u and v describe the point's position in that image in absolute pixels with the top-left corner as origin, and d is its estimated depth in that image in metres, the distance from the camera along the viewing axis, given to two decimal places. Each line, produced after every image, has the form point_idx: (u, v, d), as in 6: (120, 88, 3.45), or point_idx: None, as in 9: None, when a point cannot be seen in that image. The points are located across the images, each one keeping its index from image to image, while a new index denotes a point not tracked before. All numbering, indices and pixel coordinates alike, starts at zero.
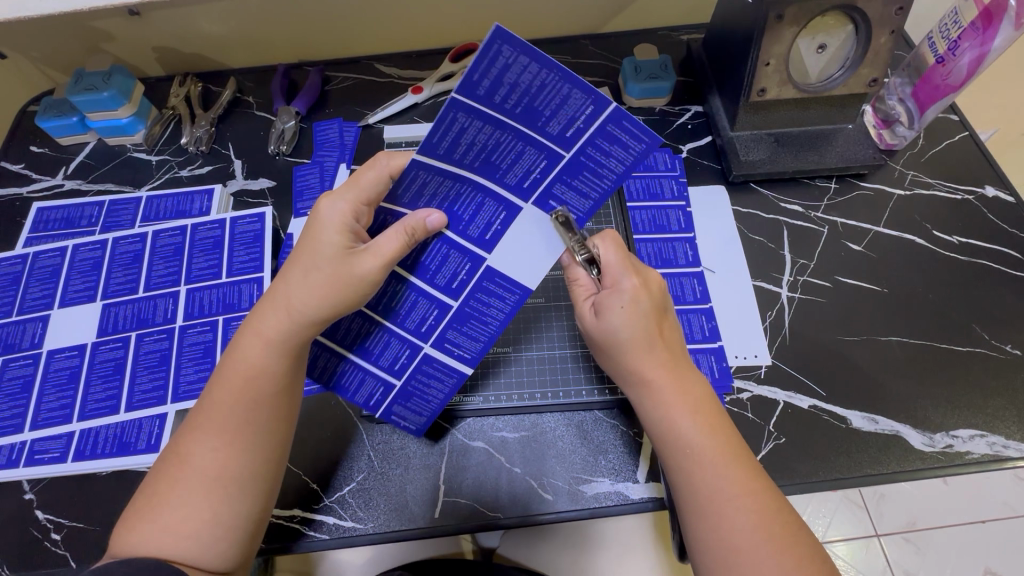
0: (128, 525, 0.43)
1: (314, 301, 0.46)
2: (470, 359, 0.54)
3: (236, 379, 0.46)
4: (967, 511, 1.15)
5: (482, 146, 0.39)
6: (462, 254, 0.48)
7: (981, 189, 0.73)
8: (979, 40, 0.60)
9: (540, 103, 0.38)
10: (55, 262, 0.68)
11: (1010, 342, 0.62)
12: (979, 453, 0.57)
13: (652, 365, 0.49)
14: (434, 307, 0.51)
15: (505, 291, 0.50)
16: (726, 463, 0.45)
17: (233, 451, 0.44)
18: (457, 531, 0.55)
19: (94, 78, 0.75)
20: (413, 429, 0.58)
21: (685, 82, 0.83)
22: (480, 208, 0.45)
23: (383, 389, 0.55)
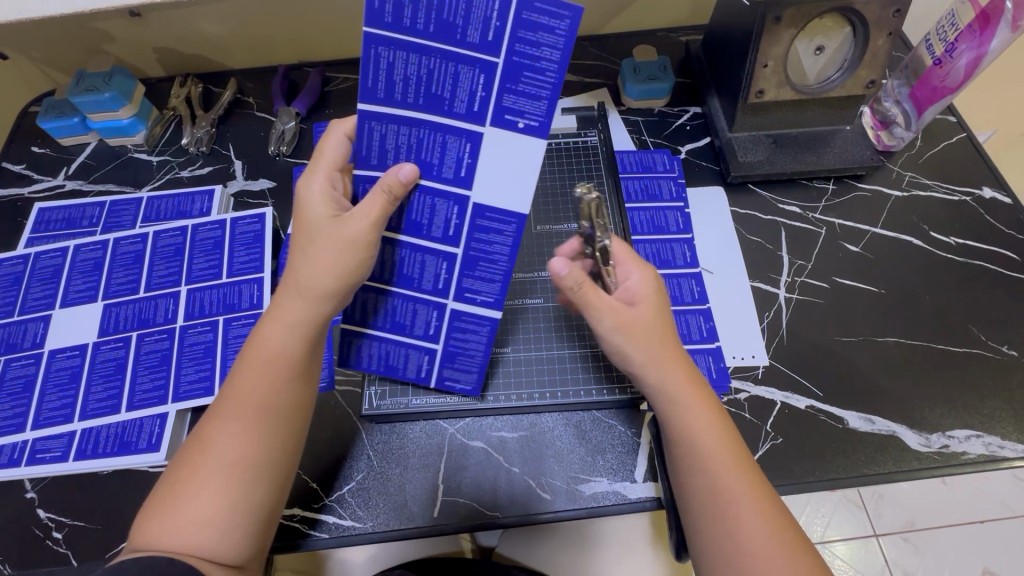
0: (149, 515, 0.43)
1: (319, 270, 0.47)
2: (494, 303, 0.53)
3: (256, 367, 0.47)
4: (965, 511, 1.15)
5: (416, 77, 0.42)
6: (446, 198, 0.48)
7: (979, 190, 0.73)
8: (976, 42, 0.60)
9: (449, 15, 0.40)
10: (57, 263, 0.68)
11: (1006, 343, 0.63)
12: (975, 454, 0.57)
13: (669, 367, 0.49)
14: (443, 261, 0.51)
15: (504, 223, 0.49)
16: (738, 467, 0.46)
17: (253, 438, 0.45)
18: (456, 530, 0.56)
19: (95, 79, 0.75)
20: (468, 391, 0.59)
21: (683, 83, 0.84)
22: (445, 148, 0.45)
23: (427, 358, 0.57)
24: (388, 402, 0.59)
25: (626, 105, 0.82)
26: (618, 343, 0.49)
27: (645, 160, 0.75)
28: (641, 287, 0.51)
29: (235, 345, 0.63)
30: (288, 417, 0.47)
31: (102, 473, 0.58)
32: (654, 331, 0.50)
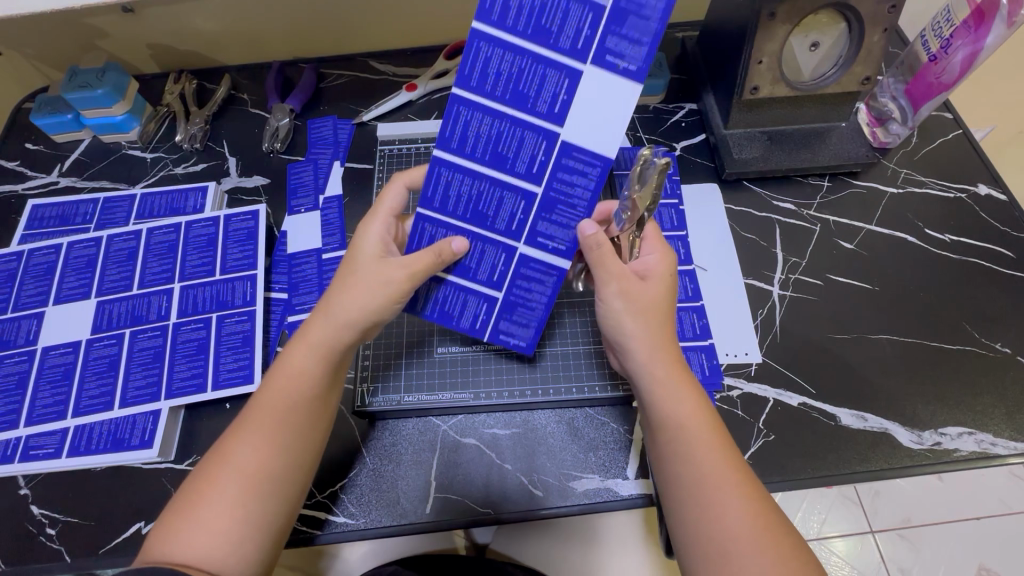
0: (169, 523, 0.44)
1: (348, 307, 0.50)
2: (567, 250, 0.52)
3: (279, 382, 0.49)
4: (961, 507, 1.15)
5: (488, 135, 0.47)
6: (496, 246, 0.52)
7: (974, 188, 0.73)
8: (972, 38, 0.60)
9: (524, 86, 0.45)
10: (50, 259, 0.68)
11: (999, 340, 0.63)
12: (967, 451, 0.57)
13: (658, 347, 0.50)
14: (502, 253, 0.52)
15: (545, 275, 0.53)
16: (720, 453, 0.46)
17: (272, 450, 0.47)
18: (447, 526, 0.56)
19: (89, 76, 0.75)
20: (526, 347, 0.57)
21: (679, 79, 0.83)
22: (501, 203, 0.50)
23: (486, 307, 0.55)
24: (382, 397, 0.60)
25: None
26: (619, 311, 0.51)
27: (640, 157, 0.75)
28: (657, 265, 0.54)
29: (228, 342, 0.63)
30: (305, 434, 0.49)
31: (94, 470, 0.58)
32: (645, 310, 0.51)
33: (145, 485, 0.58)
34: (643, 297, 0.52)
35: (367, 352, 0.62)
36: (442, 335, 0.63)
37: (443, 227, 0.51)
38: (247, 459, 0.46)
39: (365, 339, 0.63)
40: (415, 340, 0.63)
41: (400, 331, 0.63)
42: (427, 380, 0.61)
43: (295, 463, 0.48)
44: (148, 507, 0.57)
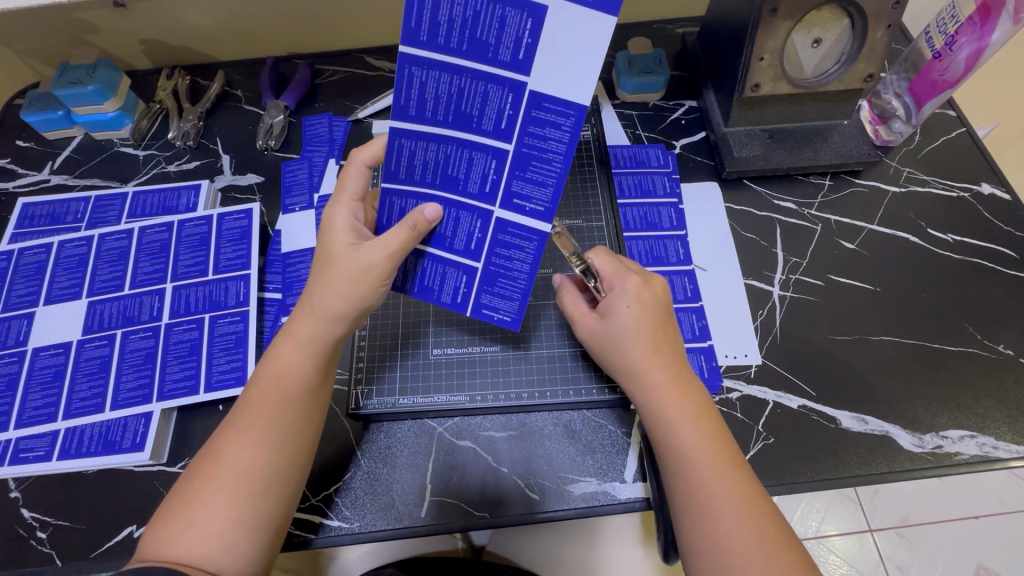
0: (162, 526, 0.44)
1: (336, 296, 0.49)
2: (545, 211, 0.47)
3: (268, 379, 0.49)
4: (960, 506, 1.15)
5: (448, 96, 0.42)
6: (471, 212, 0.48)
7: (978, 187, 0.72)
8: (977, 35, 0.59)
9: (483, 32, 0.39)
10: (40, 258, 0.67)
11: (1002, 342, 0.62)
12: (969, 454, 0.57)
13: (650, 369, 0.51)
14: (478, 219, 0.48)
15: (525, 239, 0.49)
16: (721, 469, 0.46)
17: (264, 450, 0.46)
18: (444, 531, 0.55)
19: (79, 72, 0.74)
20: (509, 321, 0.53)
21: (679, 76, 0.82)
22: (472, 163, 0.45)
23: (466, 278, 0.52)
24: (376, 400, 0.59)
25: (621, 98, 0.80)
26: (606, 340, 0.54)
27: (639, 156, 0.74)
28: (637, 296, 0.53)
29: (221, 343, 0.62)
30: (297, 433, 0.48)
31: (86, 473, 0.58)
32: (636, 335, 0.52)
33: (137, 488, 0.57)
34: (622, 327, 0.53)
35: (361, 353, 0.61)
36: (437, 336, 0.63)
37: (412, 196, 0.47)
38: (239, 459, 0.46)
39: (360, 341, 0.62)
40: (410, 341, 0.62)
41: (396, 317, 0.63)
42: (424, 384, 0.60)
43: (288, 464, 0.47)
44: (139, 510, 0.56)
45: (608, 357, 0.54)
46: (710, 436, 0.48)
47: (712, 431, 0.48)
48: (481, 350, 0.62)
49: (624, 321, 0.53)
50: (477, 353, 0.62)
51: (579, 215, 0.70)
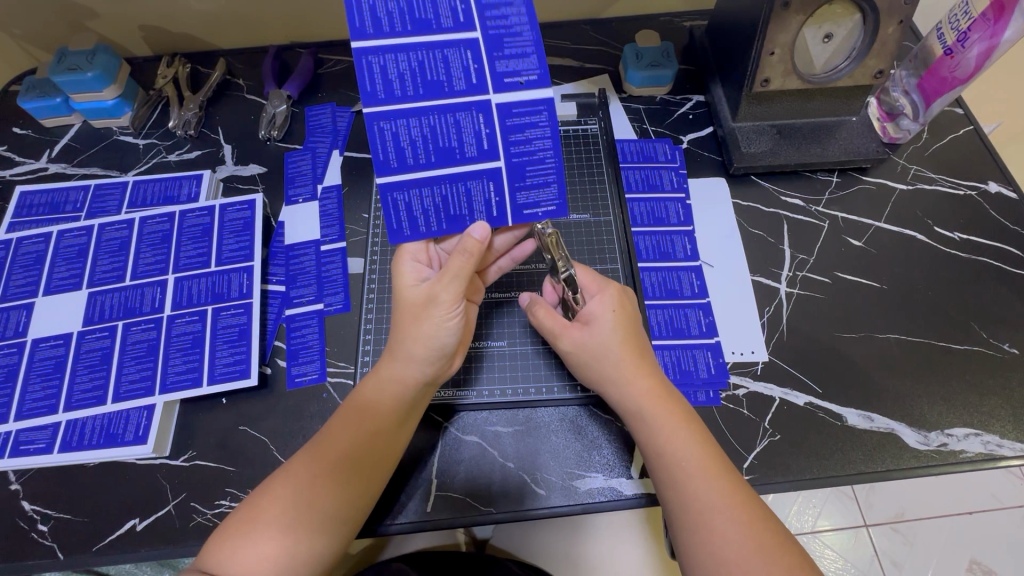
0: (212, 551, 0.44)
1: (416, 338, 0.51)
2: (539, 78, 0.49)
3: (353, 410, 0.51)
4: (956, 503, 1.16)
5: (410, 70, 0.48)
6: (479, 177, 0.51)
7: (985, 185, 0.72)
8: (989, 32, 0.59)
9: (419, 12, 0.47)
10: (39, 248, 0.66)
11: (1007, 341, 0.62)
12: (973, 452, 0.57)
13: (637, 378, 0.52)
14: (480, 115, 0.49)
15: (535, 114, 0.50)
16: (711, 475, 0.46)
17: (331, 485, 0.47)
18: (449, 525, 0.55)
19: (78, 58, 0.72)
20: (552, 209, 0.53)
21: (687, 70, 0.81)
22: (461, 125, 0.49)
23: (495, 187, 0.52)
24: None
25: (627, 91, 0.80)
26: (583, 356, 0.54)
27: (647, 150, 0.74)
28: (600, 306, 0.55)
29: (224, 336, 0.61)
30: (359, 471, 0.48)
31: (87, 466, 0.57)
32: (617, 344, 0.53)
33: (139, 481, 0.56)
34: (604, 336, 0.53)
35: (367, 347, 0.62)
36: None
37: (404, 119, 0.48)
38: (302, 493, 0.46)
39: (366, 334, 0.63)
40: None
41: None
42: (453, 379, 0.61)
43: (349, 503, 0.48)
44: (142, 503, 0.56)
45: (591, 371, 0.54)
46: (698, 441, 0.49)
47: (698, 439, 0.49)
48: (485, 340, 0.63)
49: (602, 332, 0.54)
50: (495, 349, 0.62)
51: (586, 208, 0.69)
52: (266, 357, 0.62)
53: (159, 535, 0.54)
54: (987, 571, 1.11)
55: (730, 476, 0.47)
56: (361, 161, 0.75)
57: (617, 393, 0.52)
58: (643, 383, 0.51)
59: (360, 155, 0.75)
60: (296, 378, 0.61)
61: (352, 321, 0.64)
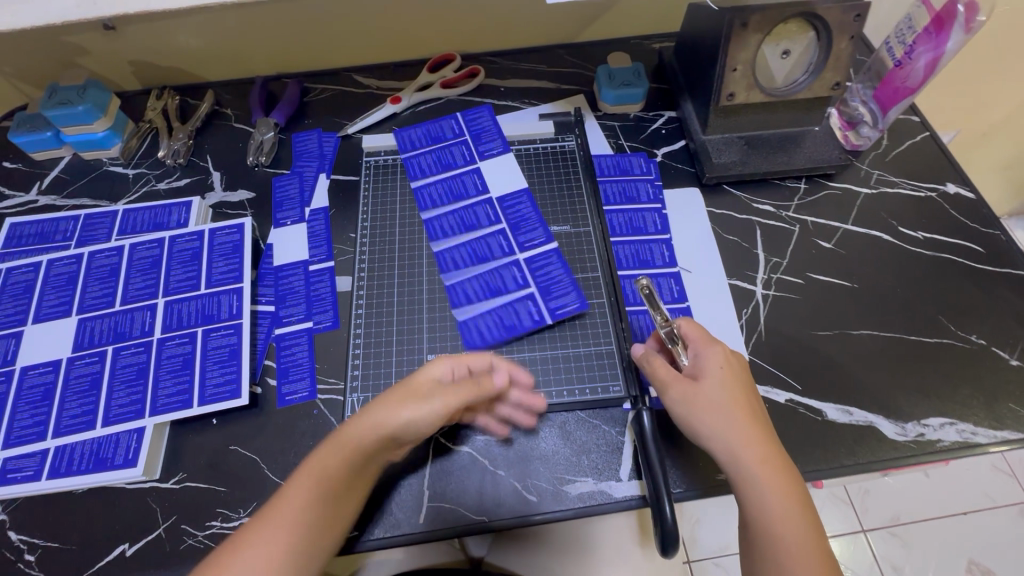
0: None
1: (397, 418, 0.50)
2: None
3: (332, 449, 0.49)
4: (952, 505, 1.37)
5: None
6: None
7: (944, 186, 0.76)
8: (933, 44, 0.64)
9: None
10: (29, 278, 0.67)
11: (974, 332, 0.65)
12: (949, 441, 0.59)
13: (748, 442, 0.50)
14: (513, 267, 0.68)
15: None
16: (812, 558, 0.45)
17: (285, 550, 0.45)
18: (444, 535, 0.55)
19: (69, 93, 0.75)
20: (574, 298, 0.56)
21: (657, 88, 0.85)
22: None
23: None
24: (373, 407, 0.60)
25: (603, 110, 0.83)
26: (686, 416, 0.53)
27: (623, 164, 0.77)
28: (711, 364, 0.54)
29: (214, 356, 0.62)
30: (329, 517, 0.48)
31: (75, 492, 0.57)
32: (726, 405, 0.51)
33: (129, 505, 0.56)
34: (714, 396, 0.52)
35: (357, 361, 0.63)
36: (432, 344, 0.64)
37: None
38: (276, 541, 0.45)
39: (356, 349, 0.64)
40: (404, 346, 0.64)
41: (390, 327, 0.65)
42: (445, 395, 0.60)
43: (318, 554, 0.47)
44: (131, 527, 0.55)
45: (695, 428, 0.52)
46: (805, 518, 0.46)
47: (807, 518, 0.47)
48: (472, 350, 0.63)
49: (709, 390, 0.52)
50: None
51: (557, 221, 0.72)
52: (256, 377, 0.63)
53: (150, 559, 0.54)
54: (986, 570, 1.29)
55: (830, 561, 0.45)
56: (347, 183, 0.77)
57: (727, 450, 0.50)
58: (757, 447, 0.49)
59: (347, 178, 0.77)
60: (286, 396, 0.62)
61: (341, 338, 0.66)
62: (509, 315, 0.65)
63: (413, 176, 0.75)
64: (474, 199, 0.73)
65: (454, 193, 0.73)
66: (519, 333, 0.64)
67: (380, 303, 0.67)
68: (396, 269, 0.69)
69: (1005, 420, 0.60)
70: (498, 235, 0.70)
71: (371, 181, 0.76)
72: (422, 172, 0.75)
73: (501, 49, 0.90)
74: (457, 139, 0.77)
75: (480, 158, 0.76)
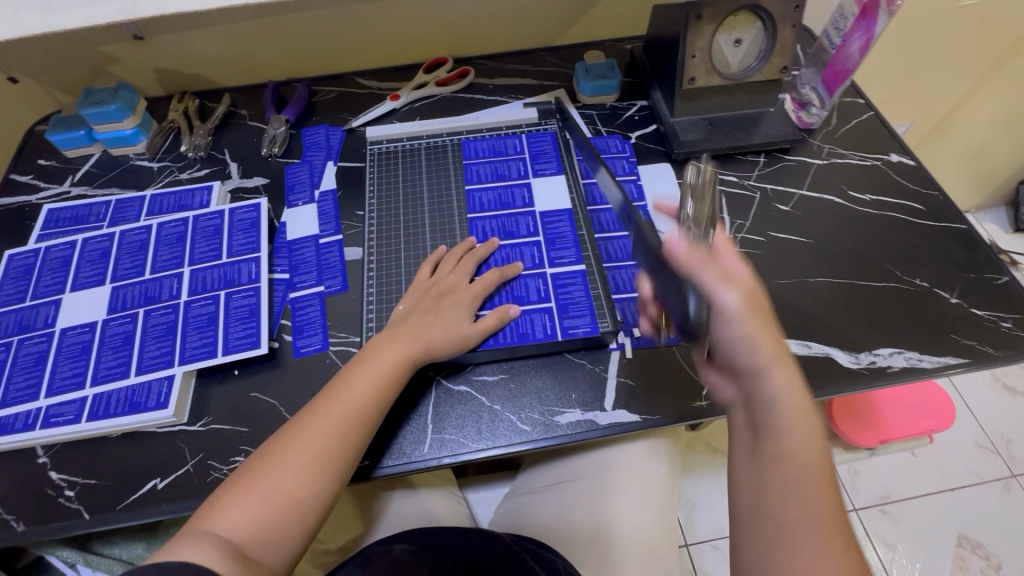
0: (200, 521, 0.50)
1: (435, 337, 0.63)
2: (575, 259, 0.72)
3: (344, 395, 0.58)
4: (939, 481, 1.41)
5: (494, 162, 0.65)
6: (539, 312, 0.68)
7: (887, 156, 0.85)
8: (864, 28, 0.73)
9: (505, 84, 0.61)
10: (66, 254, 0.74)
11: (918, 276, 0.72)
12: (898, 366, 0.66)
13: (773, 362, 0.50)
14: (539, 279, 0.71)
15: (573, 278, 0.71)
16: (819, 479, 0.46)
17: (302, 475, 0.53)
18: (449, 462, 0.61)
19: (102, 94, 0.84)
20: (590, 331, 0.67)
21: (630, 81, 0.95)
22: (529, 286, 0.70)
23: (548, 315, 0.68)
24: None
25: (581, 101, 0.92)
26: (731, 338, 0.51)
27: (600, 145, 0.86)
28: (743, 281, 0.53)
29: (236, 314, 0.69)
30: (330, 463, 0.55)
31: (110, 435, 0.62)
32: (755, 319, 0.51)
33: (161, 445, 0.62)
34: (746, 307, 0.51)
35: (370, 315, 0.70)
36: None
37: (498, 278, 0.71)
38: (280, 484, 0.52)
39: (368, 307, 0.71)
40: None
41: (398, 285, 0.73)
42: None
43: (324, 491, 0.54)
44: (162, 464, 0.61)
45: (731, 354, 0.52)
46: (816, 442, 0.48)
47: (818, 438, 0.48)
48: None
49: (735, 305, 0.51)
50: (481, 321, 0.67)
51: (581, 248, 0.73)
52: (274, 333, 0.69)
53: (180, 490, 0.59)
54: (976, 543, 1.33)
55: (844, 510, 0.45)
56: (353, 169, 0.85)
57: (775, 391, 0.49)
58: (801, 399, 0.49)
59: (352, 164, 0.86)
60: (301, 348, 0.68)
61: (351, 299, 0.72)
62: (525, 323, 0.67)
63: (470, 180, 0.81)
64: (520, 208, 0.77)
65: (504, 201, 0.78)
66: (532, 340, 0.66)
67: (391, 286, 0.73)
68: (400, 238, 0.77)
69: (947, 348, 0.67)
70: (532, 246, 0.74)
71: (376, 165, 0.84)
72: (478, 178, 0.81)
73: (489, 52, 1.00)
74: (517, 156, 0.83)
75: (533, 175, 0.81)
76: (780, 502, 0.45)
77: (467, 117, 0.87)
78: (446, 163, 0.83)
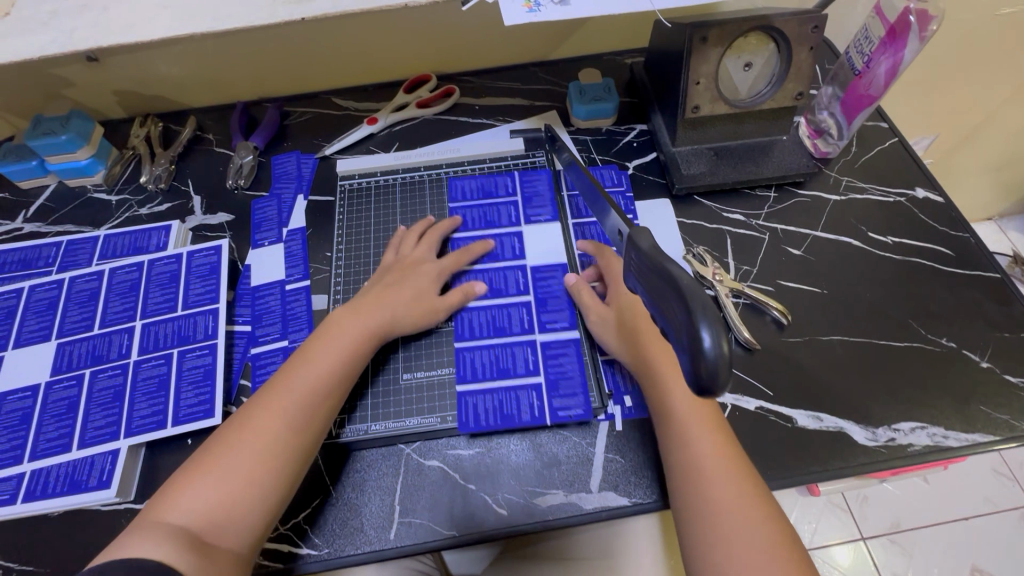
0: (152, 513, 0.48)
1: (400, 311, 0.63)
2: (568, 325, 0.66)
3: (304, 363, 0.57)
4: (953, 509, 1.35)
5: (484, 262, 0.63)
6: (525, 389, 0.62)
7: (913, 191, 0.76)
8: (891, 51, 0.65)
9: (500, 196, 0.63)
10: (11, 303, 0.68)
11: (945, 335, 0.65)
12: (920, 445, 0.59)
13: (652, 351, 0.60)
14: (528, 348, 0.64)
15: (565, 346, 0.64)
16: (706, 430, 0.54)
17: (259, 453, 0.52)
18: (416, 552, 0.55)
19: (53, 123, 0.77)
20: (582, 414, 0.60)
21: (629, 102, 0.87)
22: (515, 356, 0.64)
23: (536, 394, 0.62)
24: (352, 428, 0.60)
25: (574, 125, 0.85)
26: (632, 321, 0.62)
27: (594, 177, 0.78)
28: None
29: (189, 376, 0.63)
30: (294, 437, 0.53)
31: (49, 515, 0.57)
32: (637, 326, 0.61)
33: (102, 527, 0.57)
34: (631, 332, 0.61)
35: None
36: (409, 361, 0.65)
37: (478, 348, 0.65)
38: (237, 462, 0.51)
39: None
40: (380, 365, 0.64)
41: None
42: (371, 410, 0.62)
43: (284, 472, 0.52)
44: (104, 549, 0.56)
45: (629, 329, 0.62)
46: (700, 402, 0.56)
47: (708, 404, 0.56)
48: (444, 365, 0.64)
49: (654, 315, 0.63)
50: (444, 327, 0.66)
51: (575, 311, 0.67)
52: (231, 396, 0.63)
53: None
54: None
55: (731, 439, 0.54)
56: (323, 205, 0.78)
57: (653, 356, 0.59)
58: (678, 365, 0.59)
59: (324, 198, 0.79)
60: None
61: None
62: (508, 403, 0.61)
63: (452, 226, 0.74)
64: (508, 261, 0.71)
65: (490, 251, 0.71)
66: (516, 424, 0.60)
67: None
68: None
69: (976, 422, 0.59)
70: (520, 307, 0.67)
71: (348, 203, 0.77)
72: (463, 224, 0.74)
73: (476, 68, 0.92)
74: (506, 198, 0.76)
75: (525, 222, 0.74)
76: (690, 455, 0.52)
77: (448, 149, 0.80)
78: (426, 200, 0.77)
